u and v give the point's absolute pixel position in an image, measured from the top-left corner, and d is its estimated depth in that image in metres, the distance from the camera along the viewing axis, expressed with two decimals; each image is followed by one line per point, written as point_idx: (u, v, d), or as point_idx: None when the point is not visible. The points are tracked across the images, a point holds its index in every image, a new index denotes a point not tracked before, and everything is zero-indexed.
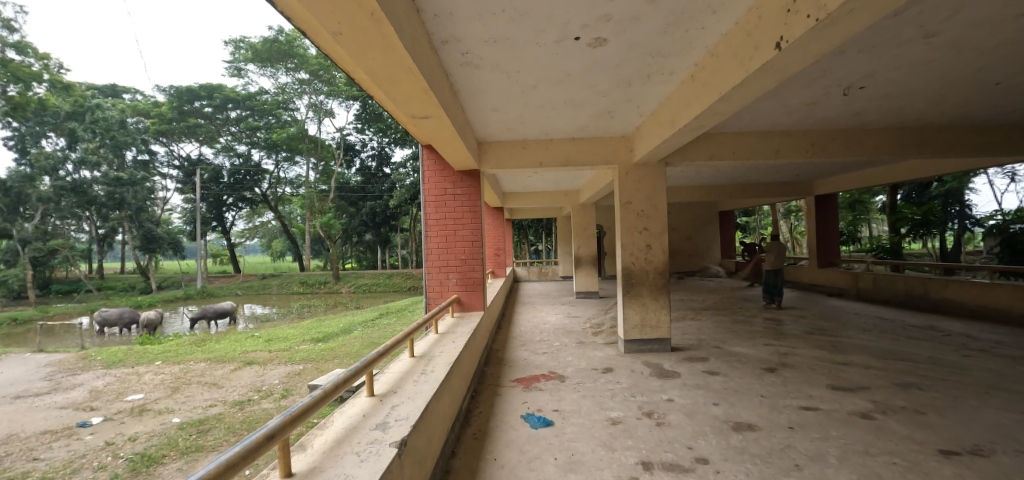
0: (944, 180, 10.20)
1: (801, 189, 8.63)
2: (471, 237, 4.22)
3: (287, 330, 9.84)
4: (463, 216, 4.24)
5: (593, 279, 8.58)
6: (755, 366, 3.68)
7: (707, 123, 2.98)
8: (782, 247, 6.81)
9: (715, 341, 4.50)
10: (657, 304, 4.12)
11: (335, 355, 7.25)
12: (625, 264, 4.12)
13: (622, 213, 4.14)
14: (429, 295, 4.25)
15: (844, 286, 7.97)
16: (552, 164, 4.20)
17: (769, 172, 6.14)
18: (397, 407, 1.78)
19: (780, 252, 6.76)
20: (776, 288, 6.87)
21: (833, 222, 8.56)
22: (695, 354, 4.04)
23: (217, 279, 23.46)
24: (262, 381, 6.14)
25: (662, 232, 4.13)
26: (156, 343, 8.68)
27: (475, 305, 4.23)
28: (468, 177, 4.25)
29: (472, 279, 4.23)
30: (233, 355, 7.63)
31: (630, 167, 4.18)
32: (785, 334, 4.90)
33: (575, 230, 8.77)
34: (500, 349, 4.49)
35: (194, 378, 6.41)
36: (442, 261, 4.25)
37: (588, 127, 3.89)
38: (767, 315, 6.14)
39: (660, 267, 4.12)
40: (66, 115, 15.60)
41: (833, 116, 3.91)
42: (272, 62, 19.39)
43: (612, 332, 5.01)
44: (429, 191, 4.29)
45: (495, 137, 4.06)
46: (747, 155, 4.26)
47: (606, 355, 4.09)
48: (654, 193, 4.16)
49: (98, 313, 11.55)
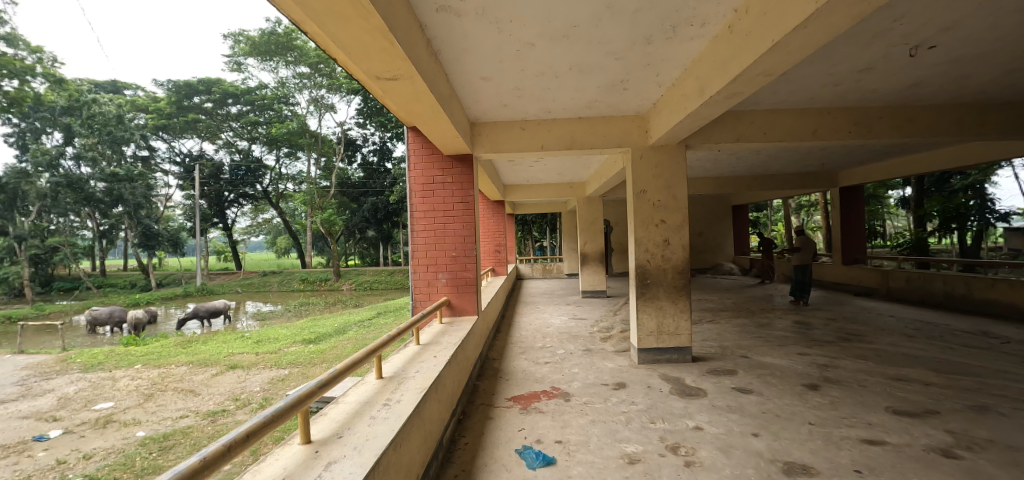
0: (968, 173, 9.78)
1: (824, 181, 8.07)
2: (463, 232, 3.70)
3: (278, 331, 9.40)
4: (454, 207, 3.71)
5: (601, 277, 8.04)
6: (793, 382, 3.14)
7: (744, 90, 2.42)
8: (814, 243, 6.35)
9: (741, 349, 3.96)
10: (676, 308, 3.58)
11: (325, 358, 6.78)
12: (639, 262, 3.58)
13: (636, 203, 3.59)
14: (416, 297, 3.74)
15: (872, 285, 7.37)
16: (556, 147, 3.66)
17: (795, 158, 5.56)
18: (334, 465, 1.27)
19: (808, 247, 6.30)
20: (805, 285, 6.35)
21: (858, 216, 8.01)
22: (721, 366, 3.50)
23: (217, 276, 23.20)
24: (243, 387, 5.67)
25: (682, 225, 3.58)
26: (141, 345, 8.31)
27: (467, 308, 3.70)
28: (458, 162, 3.72)
29: (462, 280, 3.70)
30: (218, 357, 7.19)
31: (645, 150, 3.63)
32: (818, 340, 4.34)
33: (581, 225, 8.18)
34: (497, 357, 3.97)
35: (171, 384, 5.97)
36: (430, 258, 3.73)
37: (597, 103, 3.33)
38: (794, 317, 5.55)
39: (680, 266, 3.58)
40: (62, 110, 15.19)
41: (883, 89, 3.33)
42: (271, 55, 18.98)
43: (623, 337, 4.48)
44: (416, 180, 3.77)
45: (488, 115, 3.51)
46: (780, 137, 3.69)
47: (617, 367, 3.56)
48: (673, 179, 3.61)
49: (90, 311, 11.26)
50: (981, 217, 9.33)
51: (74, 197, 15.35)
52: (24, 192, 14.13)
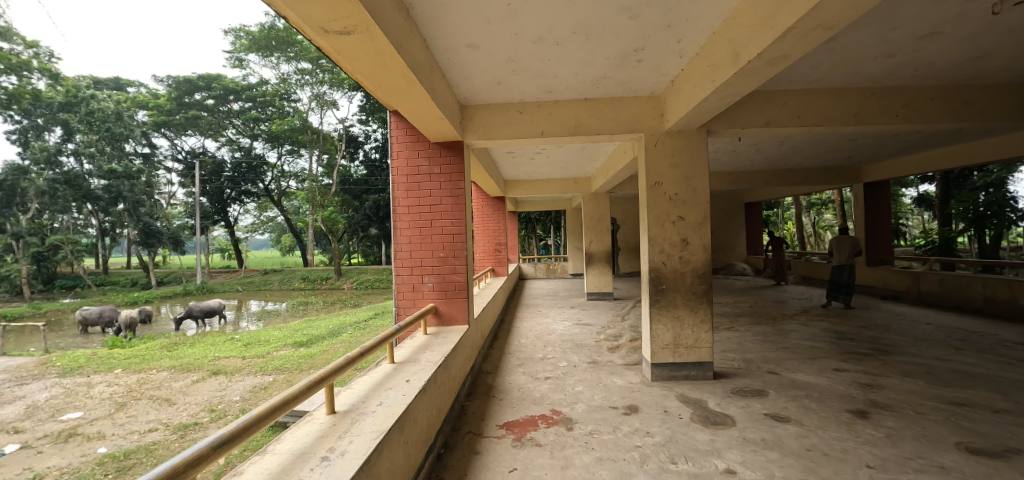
0: (989, 170, 9.12)
1: (847, 176, 7.54)
2: (453, 229, 3.24)
3: (271, 333, 9.01)
4: (442, 201, 3.25)
5: (607, 277, 7.59)
6: (836, 407, 2.67)
7: (789, 55, 1.95)
8: (853, 240, 5.93)
9: (769, 364, 3.49)
10: (695, 318, 3.12)
11: (313, 364, 6.37)
12: (653, 265, 3.12)
13: (651, 197, 3.13)
14: (399, 302, 3.28)
15: (901, 288, 6.82)
16: (558, 133, 3.19)
17: (823, 147, 5.05)
18: None
19: (845, 245, 5.92)
20: (844, 287, 6.03)
21: (884, 213, 7.47)
22: (748, 385, 3.03)
23: (218, 275, 22.92)
24: (222, 396, 5.28)
25: (702, 222, 3.11)
26: (127, 347, 7.96)
27: (457, 317, 3.22)
28: (446, 150, 3.26)
29: (451, 285, 3.23)
30: (202, 362, 6.81)
31: (661, 135, 3.16)
32: (854, 352, 3.85)
33: (587, 223, 7.67)
34: (491, 371, 3.52)
35: (147, 391, 5.60)
36: (415, 259, 3.27)
37: (606, 79, 2.86)
38: (821, 325, 5.03)
39: (700, 269, 3.12)
40: (60, 107, 14.81)
41: (943, 61, 2.83)
42: (273, 51, 18.64)
43: (633, 347, 4.03)
44: (399, 170, 3.31)
45: (480, 95, 3.06)
46: (817, 121, 3.21)
47: (628, 385, 3.10)
48: (693, 169, 3.14)
49: (80, 311, 10.99)
50: (1000, 214, 8.58)
51: (71, 194, 14.92)
52: (22, 190, 13.84)
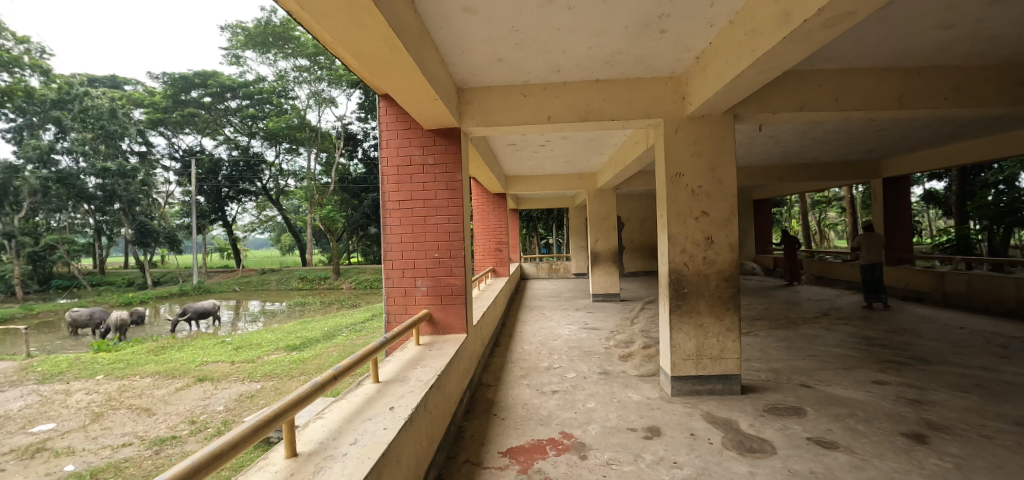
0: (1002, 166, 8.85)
1: (865, 171, 7.19)
2: (448, 226, 2.88)
3: (263, 335, 8.68)
4: (437, 194, 2.90)
5: (613, 278, 7.25)
6: (887, 430, 2.33)
7: (851, 14, 1.61)
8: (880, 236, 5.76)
9: (800, 376, 3.15)
10: (720, 326, 2.77)
11: (304, 370, 6.03)
12: (673, 266, 2.78)
13: (670, 191, 2.78)
14: (390, 308, 2.93)
15: (924, 289, 6.46)
16: (566, 118, 2.84)
17: (849, 136, 4.69)
18: None
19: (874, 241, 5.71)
20: (878, 286, 5.78)
21: (903, 210, 7.14)
22: (781, 402, 2.69)
23: (215, 274, 22.58)
24: (205, 405, 4.96)
25: (729, 219, 2.77)
26: (113, 351, 7.66)
27: (453, 324, 2.88)
28: (442, 138, 2.91)
29: (447, 290, 2.88)
30: (187, 368, 6.48)
31: (682, 121, 2.82)
32: (890, 361, 3.51)
33: (592, 221, 7.32)
34: (492, 384, 3.17)
35: (126, 400, 5.27)
36: (408, 259, 2.91)
37: (621, 56, 2.52)
38: (846, 329, 4.68)
39: (726, 271, 2.77)
40: (53, 104, 14.43)
41: (1007, 34, 2.48)
42: (270, 47, 18.27)
43: (647, 355, 3.69)
44: (389, 160, 2.94)
45: (479, 75, 2.70)
46: (857, 105, 2.87)
47: (645, 401, 2.76)
48: (718, 158, 2.79)
49: (70, 312, 10.69)
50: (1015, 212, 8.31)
51: (64, 193, 14.55)
52: (15, 190, 13.55)
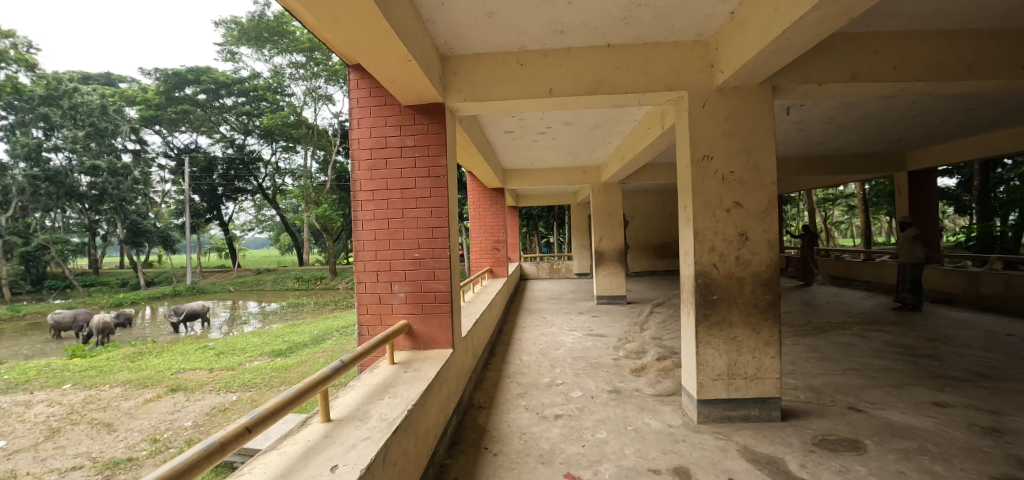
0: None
1: (889, 164, 6.71)
2: (431, 220, 2.42)
3: (249, 340, 8.21)
4: (418, 182, 2.43)
5: (619, 278, 6.79)
6: (973, 472, 1.87)
7: None
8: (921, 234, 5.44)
9: (847, 397, 2.68)
10: (757, 340, 2.31)
11: (286, 380, 5.56)
12: (700, 268, 2.31)
13: (696, 177, 2.32)
14: (363, 319, 2.46)
15: (956, 290, 5.97)
16: (571, 92, 2.36)
17: (885, 118, 4.19)
18: None
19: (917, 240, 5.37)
20: (914, 287, 5.45)
21: (929, 205, 6.68)
22: (832, 432, 2.23)
23: (210, 275, 22.13)
24: (173, 420, 4.52)
25: (767, 211, 2.30)
26: (88, 357, 7.22)
27: (437, 337, 2.41)
28: (422, 116, 2.44)
29: (428, 296, 2.41)
30: (162, 376, 6.02)
31: (709, 93, 2.35)
32: (944, 377, 3.04)
33: (597, 218, 6.82)
34: (485, 407, 2.70)
35: (89, 414, 4.81)
36: (384, 260, 2.44)
37: (641, 10, 2.03)
38: (880, 337, 4.22)
39: (764, 274, 2.31)
40: (42, 100, 13.41)
41: None
42: (265, 42, 17.82)
43: (663, 368, 3.24)
44: (361, 142, 2.47)
45: (466, 38, 2.22)
46: (919, 74, 2.40)
47: (667, 430, 2.29)
48: (752, 137, 2.33)
49: (52, 314, 10.26)
50: None
51: (54, 191, 13.84)
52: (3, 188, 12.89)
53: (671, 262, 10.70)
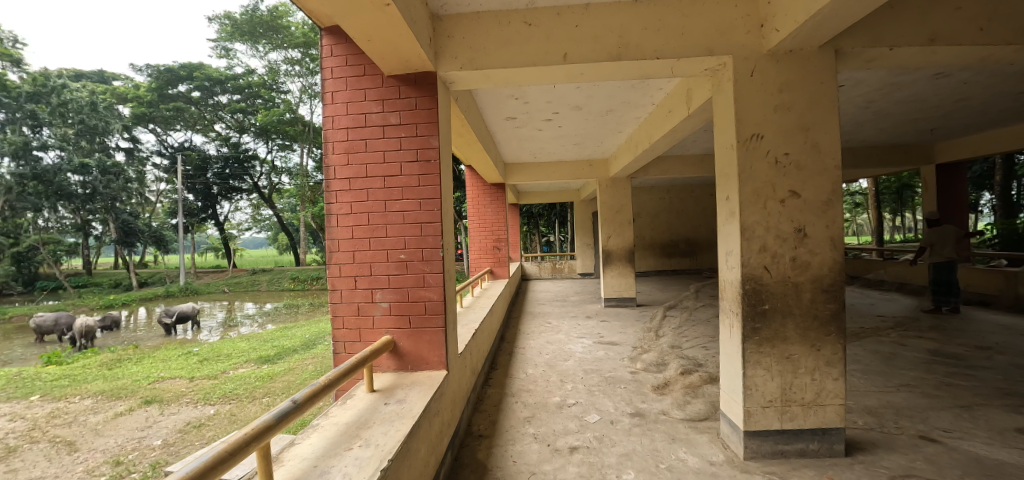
0: None
1: (915, 156, 6.29)
2: (420, 214, 2.00)
3: (236, 345, 7.80)
4: (405, 168, 2.01)
5: (627, 279, 6.38)
6: None
7: None
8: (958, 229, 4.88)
9: (916, 425, 2.26)
10: (817, 359, 1.90)
11: (270, 390, 5.14)
12: (748, 272, 1.89)
13: (744, 162, 1.90)
14: (340, 335, 2.03)
15: (990, 291, 5.57)
16: (589, 59, 1.94)
17: (929, 100, 3.78)
18: None
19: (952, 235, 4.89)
20: (950, 287, 5.04)
21: (957, 201, 6.33)
22: (913, 473, 1.81)
23: (205, 275, 21.72)
24: (145, 437, 4.12)
25: (829, 202, 1.89)
26: (66, 364, 6.80)
27: (427, 355, 2.00)
28: (409, 88, 2.02)
29: (416, 307, 2.00)
30: (137, 386, 5.59)
31: (758, 58, 1.93)
32: (1017, 395, 2.63)
33: (604, 215, 6.41)
34: (487, 436, 2.27)
35: (53, 430, 4.39)
36: (365, 262, 2.02)
37: None
38: (923, 345, 3.82)
39: (826, 279, 1.89)
40: (28, 98, 12.95)
41: None
42: (259, 38, 17.39)
43: (690, 385, 2.82)
44: (336, 120, 2.05)
45: None
46: (1011, 35, 1.97)
47: (708, 469, 1.88)
48: (809, 111, 1.91)
49: (34, 317, 9.78)
50: None
51: (43, 190, 13.38)
52: None
53: (678, 262, 10.30)
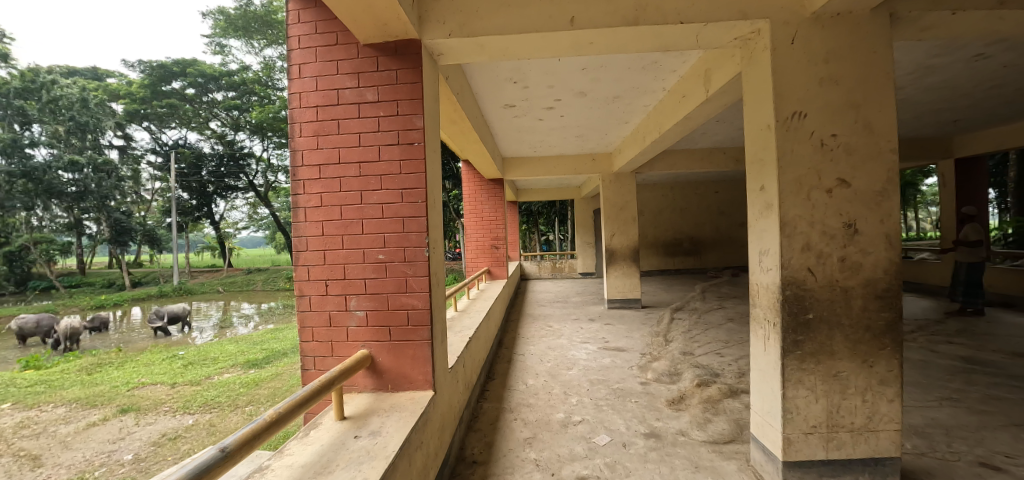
0: None
1: (934, 150, 6.00)
2: (401, 207, 1.71)
3: (224, 348, 7.48)
4: (383, 153, 1.72)
5: (632, 279, 6.10)
6: None
7: None
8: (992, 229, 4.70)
9: (972, 449, 1.97)
10: (870, 377, 1.61)
11: (254, 398, 4.82)
12: (789, 274, 1.60)
13: (784, 144, 1.61)
14: (309, 346, 1.74)
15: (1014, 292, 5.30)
16: (601, 23, 1.65)
17: (961, 87, 3.49)
18: None
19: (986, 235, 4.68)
20: (978, 288, 4.77)
21: (977, 198, 6.04)
22: None
23: (200, 274, 21.32)
24: (116, 450, 3.81)
25: (884, 192, 1.60)
26: (45, 370, 6.46)
27: (409, 371, 1.71)
28: (389, 59, 1.72)
29: (397, 316, 1.71)
30: (115, 393, 5.29)
31: (801, 21, 1.63)
32: None
33: (608, 212, 6.10)
34: (481, 463, 1.98)
35: (18, 442, 4.08)
36: (337, 262, 1.73)
37: None
38: (954, 351, 3.54)
39: (880, 283, 1.61)
40: (16, 93, 12.49)
41: None
42: (254, 33, 16.98)
43: (709, 400, 2.53)
44: (304, 97, 1.75)
45: None
46: None
47: None
48: (860, 84, 1.62)
49: (17, 320, 9.40)
50: None
51: (33, 189, 13.01)
52: None
53: (682, 261, 10.03)
